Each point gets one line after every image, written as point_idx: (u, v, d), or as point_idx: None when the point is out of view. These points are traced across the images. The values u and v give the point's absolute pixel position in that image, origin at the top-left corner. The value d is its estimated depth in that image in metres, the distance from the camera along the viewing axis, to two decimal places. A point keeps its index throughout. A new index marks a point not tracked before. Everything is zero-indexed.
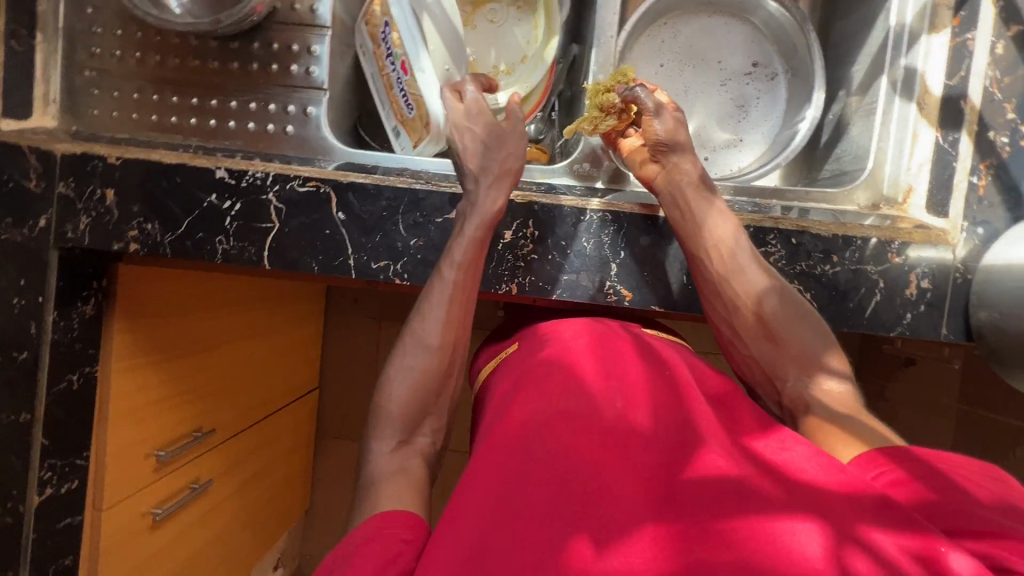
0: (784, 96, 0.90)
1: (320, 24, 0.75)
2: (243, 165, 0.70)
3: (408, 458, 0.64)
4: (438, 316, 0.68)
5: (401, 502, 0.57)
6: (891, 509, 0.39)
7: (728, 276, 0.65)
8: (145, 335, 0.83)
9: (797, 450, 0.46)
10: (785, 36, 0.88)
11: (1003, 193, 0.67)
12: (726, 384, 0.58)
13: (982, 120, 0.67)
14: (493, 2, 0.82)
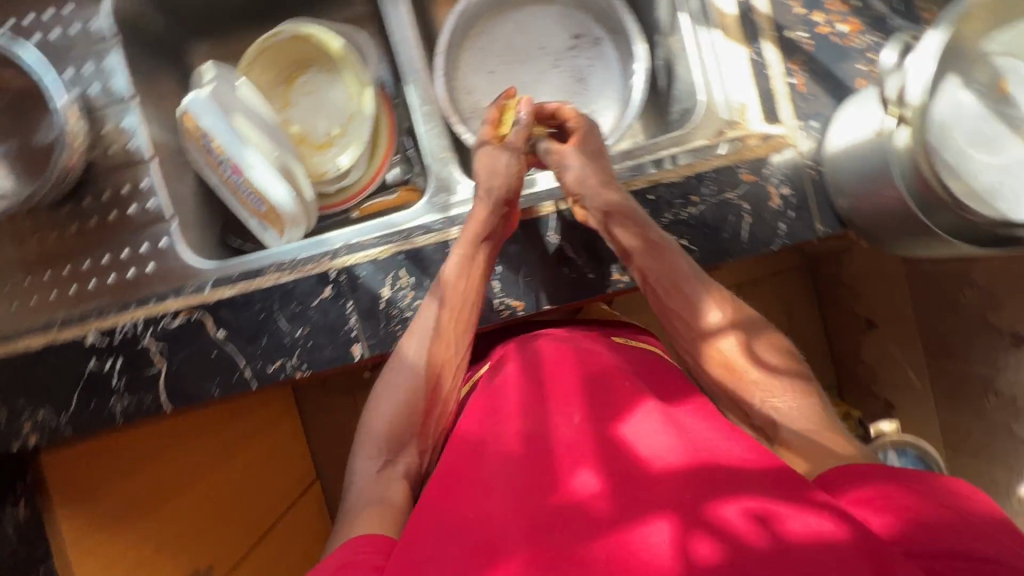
0: (614, 56, 0.91)
1: (142, 157, 0.75)
2: (111, 322, 0.70)
3: (391, 482, 0.60)
4: (426, 332, 0.65)
5: (378, 521, 0.55)
6: (734, 481, 0.42)
7: (682, 305, 0.65)
8: (95, 511, 0.69)
9: (659, 428, 0.48)
10: (592, 3, 0.89)
11: (823, 83, 0.69)
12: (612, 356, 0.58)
13: (775, 23, 0.70)
14: (302, 74, 0.81)
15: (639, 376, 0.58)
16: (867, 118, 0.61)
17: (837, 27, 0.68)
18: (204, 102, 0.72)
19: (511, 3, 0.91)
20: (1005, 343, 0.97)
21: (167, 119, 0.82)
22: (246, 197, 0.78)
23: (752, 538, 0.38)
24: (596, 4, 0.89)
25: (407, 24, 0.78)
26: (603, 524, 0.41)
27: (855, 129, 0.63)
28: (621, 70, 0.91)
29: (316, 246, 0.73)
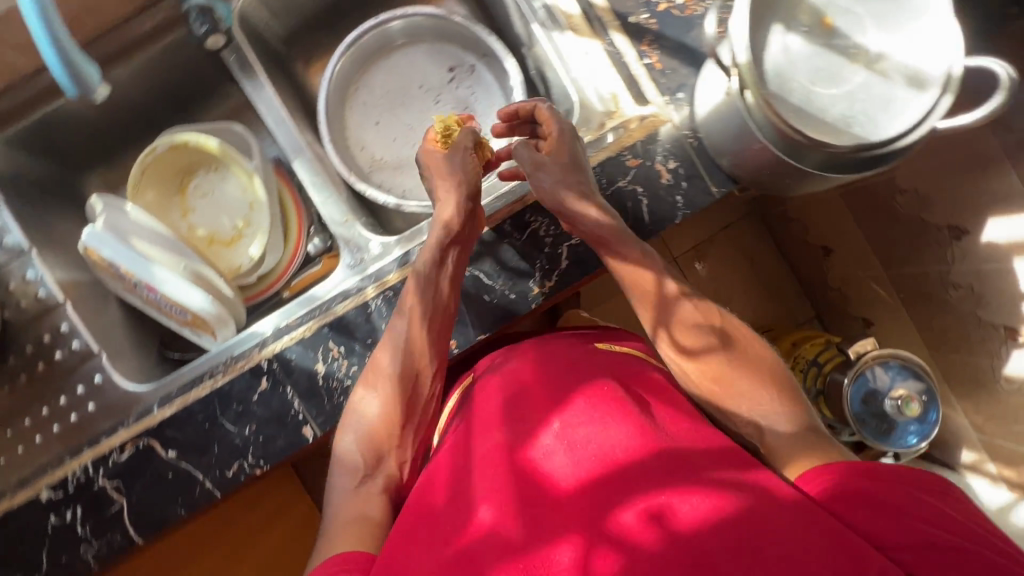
0: (491, 77, 0.93)
1: (56, 302, 0.75)
2: (61, 473, 0.69)
3: (369, 497, 0.61)
4: (401, 334, 0.66)
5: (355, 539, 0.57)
6: (635, 485, 0.45)
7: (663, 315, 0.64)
8: None
9: (569, 439, 0.50)
10: (455, 34, 0.91)
11: (677, 56, 0.71)
12: (532, 366, 0.59)
13: (617, 13, 0.72)
14: (193, 178, 0.82)
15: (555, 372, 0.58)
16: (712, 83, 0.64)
17: (675, 1, 0.70)
18: (99, 234, 0.71)
19: (380, 53, 0.93)
20: (947, 238, 1.02)
21: (74, 258, 0.82)
22: (169, 311, 0.78)
23: (647, 541, 0.41)
24: (459, 34, 0.91)
25: (278, 103, 0.78)
26: (519, 545, 0.44)
27: (710, 95, 0.64)
28: (502, 88, 0.93)
29: (248, 338, 0.75)
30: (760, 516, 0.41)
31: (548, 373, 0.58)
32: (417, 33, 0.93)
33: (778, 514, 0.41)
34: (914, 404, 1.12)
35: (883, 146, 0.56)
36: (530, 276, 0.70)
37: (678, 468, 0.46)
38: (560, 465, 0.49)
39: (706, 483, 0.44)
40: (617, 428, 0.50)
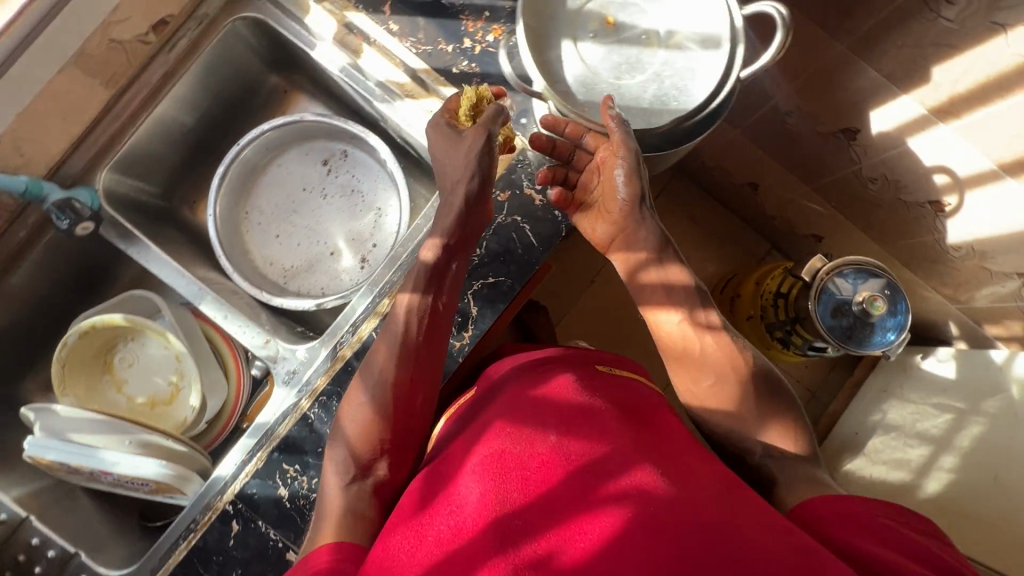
0: (365, 155, 0.96)
1: (20, 518, 0.76)
2: None
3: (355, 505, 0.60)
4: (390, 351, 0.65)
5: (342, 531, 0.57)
6: (545, 521, 0.47)
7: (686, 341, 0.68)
8: None
9: (490, 477, 0.51)
10: (317, 130, 0.95)
11: (507, 87, 0.75)
12: (477, 419, 0.61)
13: (439, 69, 0.76)
14: (116, 352, 0.84)
15: (491, 415, 0.60)
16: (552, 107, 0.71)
17: (487, 40, 0.75)
18: (39, 439, 0.73)
19: (256, 171, 0.96)
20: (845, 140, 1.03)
21: (28, 468, 0.83)
22: (132, 485, 0.79)
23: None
24: (321, 129, 0.95)
25: (167, 259, 0.80)
26: (453, 556, 0.46)
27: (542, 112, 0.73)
28: (378, 162, 0.96)
29: (213, 484, 0.75)
30: (671, 540, 0.43)
31: (522, 395, 0.60)
32: (282, 141, 0.96)
33: (689, 538, 0.43)
34: (879, 301, 1.09)
35: (698, 115, 0.59)
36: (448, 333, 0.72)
37: (614, 485, 0.48)
38: (511, 477, 0.51)
39: (636, 502, 0.46)
40: (570, 449, 0.52)
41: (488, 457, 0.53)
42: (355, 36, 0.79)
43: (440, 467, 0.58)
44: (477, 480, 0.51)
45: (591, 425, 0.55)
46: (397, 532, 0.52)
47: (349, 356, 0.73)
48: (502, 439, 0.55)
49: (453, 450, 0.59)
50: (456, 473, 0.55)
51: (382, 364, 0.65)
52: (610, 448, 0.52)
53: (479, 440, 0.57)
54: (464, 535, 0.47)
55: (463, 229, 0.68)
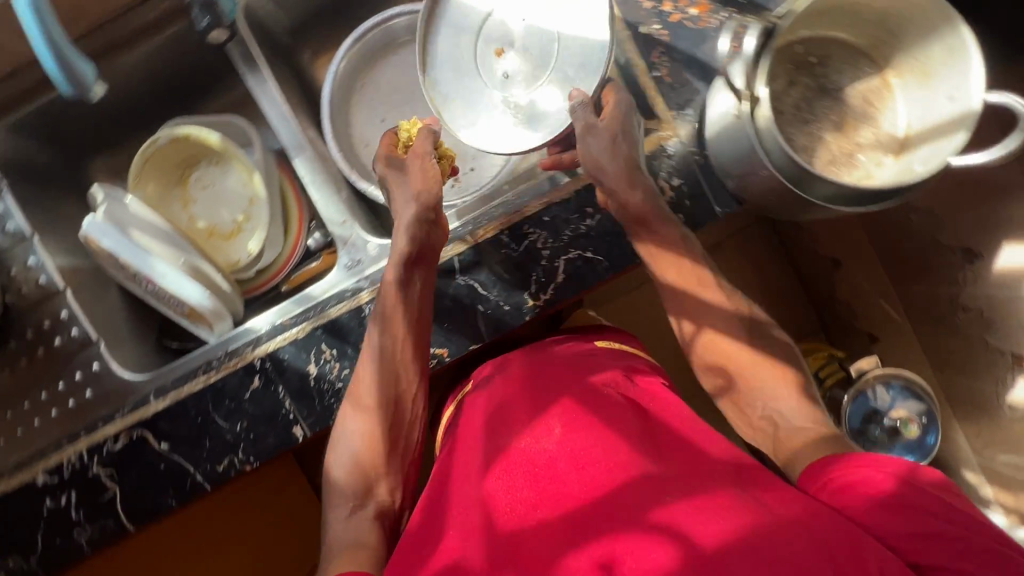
0: None
1: (56, 289, 0.76)
2: (56, 458, 0.70)
3: (362, 522, 0.61)
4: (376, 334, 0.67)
5: (353, 561, 0.56)
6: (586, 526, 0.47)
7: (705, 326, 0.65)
8: None
9: (522, 476, 0.52)
10: None
11: (686, 67, 0.69)
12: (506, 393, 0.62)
13: (627, 22, 0.70)
14: (194, 171, 0.82)
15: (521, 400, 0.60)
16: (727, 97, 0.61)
17: (688, 12, 0.68)
18: (100, 223, 0.72)
19: (390, 48, 0.91)
20: (959, 262, 0.93)
21: (75, 244, 0.83)
22: (168, 302, 0.78)
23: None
24: None
25: (281, 99, 0.77)
26: (475, 551, 0.49)
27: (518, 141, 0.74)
28: None
29: (245, 334, 0.76)
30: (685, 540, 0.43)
31: (532, 385, 0.62)
32: None
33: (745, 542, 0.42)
34: (914, 426, 1.04)
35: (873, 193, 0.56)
36: (526, 289, 0.69)
37: (624, 488, 0.49)
38: (525, 477, 0.53)
39: (680, 508, 0.45)
40: (578, 447, 0.54)
41: (504, 453, 0.56)
42: None
43: (459, 449, 0.60)
44: (495, 476, 0.54)
45: (598, 422, 0.56)
46: (427, 518, 0.55)
47: None
48: (516, 434, 0.57)
49: (469, 433, 0.61)
50: (476, 462, 0.57)
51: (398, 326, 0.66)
52: (618, 447, 0.53)
53: (495, 429, 0.59)
54: (486, 532, 0.50)
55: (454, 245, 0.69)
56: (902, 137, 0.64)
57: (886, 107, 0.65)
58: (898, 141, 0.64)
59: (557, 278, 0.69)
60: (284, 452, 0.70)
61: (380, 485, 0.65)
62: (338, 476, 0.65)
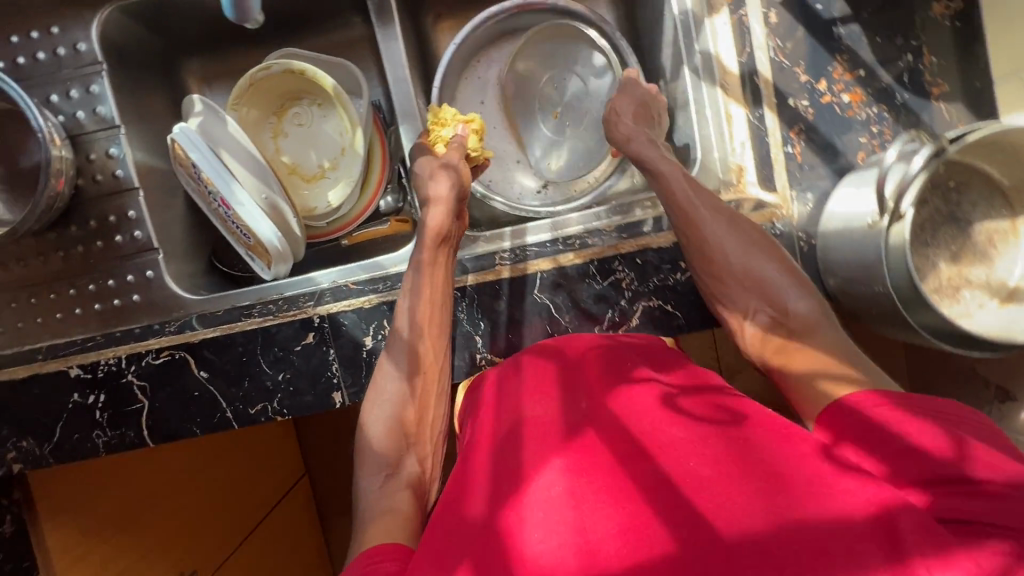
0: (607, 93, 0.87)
1: (130, 186, 0.74)
2: (93, 357, 0.69)
3: (397, 493, 0.58)
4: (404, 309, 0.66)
5: (390, 534, 0.53)
6: None
7: (751, 288, 0.60)
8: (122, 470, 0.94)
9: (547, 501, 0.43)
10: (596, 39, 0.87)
11: (821, 152, 0.67)
12: (537, 391, 0.53)
13: (778, 90, 0.67)
14: (294, 106, 0.80)
15: (558, 406, 0.51)
16: (869, 198, 0.59)
17: (840, 97, 0.66)
18: (193, 135, 0.70)
19: (514, 35, 0.88)
20: (986, 396, 0.73)
21: (155, 143, 0.80)
22: (236, 228, 0.76)
23: None
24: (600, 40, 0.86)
25: (403, 63, 0.74)
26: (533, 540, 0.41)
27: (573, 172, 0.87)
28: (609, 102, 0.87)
29: (303, 284, 0.76)
30: (771, 564, 0.35)
31: (571, 393, 0.53)
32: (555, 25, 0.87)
33: None
34: None
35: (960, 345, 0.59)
36: (598, 324, 0.68)
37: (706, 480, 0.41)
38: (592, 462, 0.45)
39: None
40: (647, 432, 0.46)
41: (560, 428, 0.49)
42: None
43: (506, 413, 0.53)
44: (555, 454, 0.46)
45: (663, 408, 0.48)
46: (480, 492, 0.46)
47: (505, 277, 0.69)
48: (578, 413, 0.50)
49: (491, 420, 0.53)
50: (500, 459, 0.48)
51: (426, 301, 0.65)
52: (690, 435, 0.45)
53: (551, 400, 0.52)
54: (550, 516, 0.42)
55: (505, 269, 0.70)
56: (1013, 287, 0.63)
57: (1006, 252, 0.63)
58: (1008, 289, 0.63)
59: (631, 321, 0.68)
60: (318, 412, 0.70)
61: (413, 453, 0.62)
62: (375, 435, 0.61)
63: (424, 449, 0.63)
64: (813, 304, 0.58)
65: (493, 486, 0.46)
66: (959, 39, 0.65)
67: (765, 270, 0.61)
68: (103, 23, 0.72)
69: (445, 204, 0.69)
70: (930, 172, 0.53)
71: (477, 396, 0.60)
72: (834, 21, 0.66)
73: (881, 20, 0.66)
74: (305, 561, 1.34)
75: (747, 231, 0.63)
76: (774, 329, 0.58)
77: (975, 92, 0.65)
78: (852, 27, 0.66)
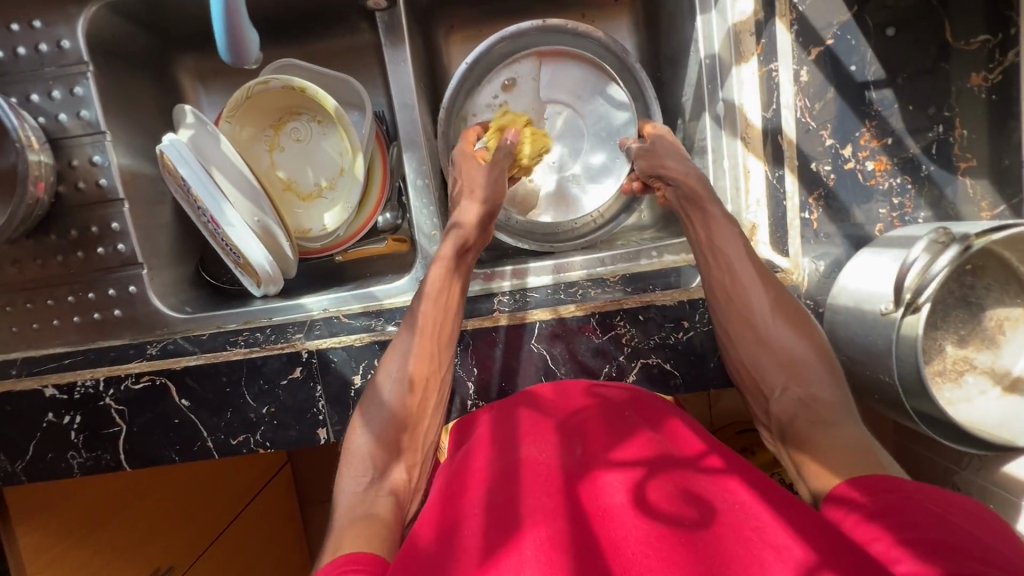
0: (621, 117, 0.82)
1: (113, 197, 0.70)
2: (68, 378, 0.66)
3: (378, 499, 0.54)
4: (407, 350, 0.62)
5: (362, 539, 0.48)
6: None
7: (782, 365, 0.57)
8: (113, 476, 0.94)
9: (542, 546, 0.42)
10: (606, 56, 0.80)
11: (836, 220, 0.65)
12: (538, 443, 0.54)
13: (802, 152, 0.64)
14: (293, 119, 0.76)
15: (562, 463, 0.52)
16: (887, 281, 0.57)
17: (864, 165, 0.64)
18: (181, 149, 0.65)
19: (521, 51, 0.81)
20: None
21: (143, 146, 0.76)
22: (225, 247, 0.73)
23: None
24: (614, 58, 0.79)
25: (411, 87, 0.70)
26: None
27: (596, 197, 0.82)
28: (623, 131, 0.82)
29: (293, 309, 0.74)
30: None
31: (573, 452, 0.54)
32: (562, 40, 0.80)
33: None
34: None
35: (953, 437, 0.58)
36: (594, 378, 0.67)
37: (682, 549, 0.41)
38: (574, 517, 0.45)
39: None
40: (631, 495, 0.47)
41: (553, 477, 0.49)
42: (758, 44, 0.65)
43: (500, 455, 0.54)
44: (544, 501, 0.46)
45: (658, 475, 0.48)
46: (466, 526, 0.46)
47: (502, 324, 0.67)
48: (569, 465, 0.51)
49: (486, 464, 0.53)
50: (495, 500, 0.47)
51: (428, 330, 0.62)
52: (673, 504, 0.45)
53: (546, 447, 0.54)
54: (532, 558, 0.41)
55: (506, 313, 0.68)
56: (1016, 376, 0.61)
57: (1013, 340, 0.62)
58: (1010, 378, 0.61)
59: (627, 377, 0.67)
60: (302, 446, 0.68)
61: (402, 459, 0.59)
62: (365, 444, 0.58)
63: (413, 457, 0.60)
64: (834, 398, 0.55)
65: (485, 522, 0.45)
66: (993, 115, 0.61)
67: (796, 350, 0.58)
68: (90, 20, 0.67)
69: (471, 229, 0.66)
70: (956, 266, 0.52)
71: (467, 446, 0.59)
72: (867, 84, 0.62)
73: (914, 87, 0.62)
74: (284, 554, 1.35)
75: (789, 305, 0.60)
76: (801, 419, 0.54)
77: (1003, 170, 0.62)
78: (885, 92, 0.63)
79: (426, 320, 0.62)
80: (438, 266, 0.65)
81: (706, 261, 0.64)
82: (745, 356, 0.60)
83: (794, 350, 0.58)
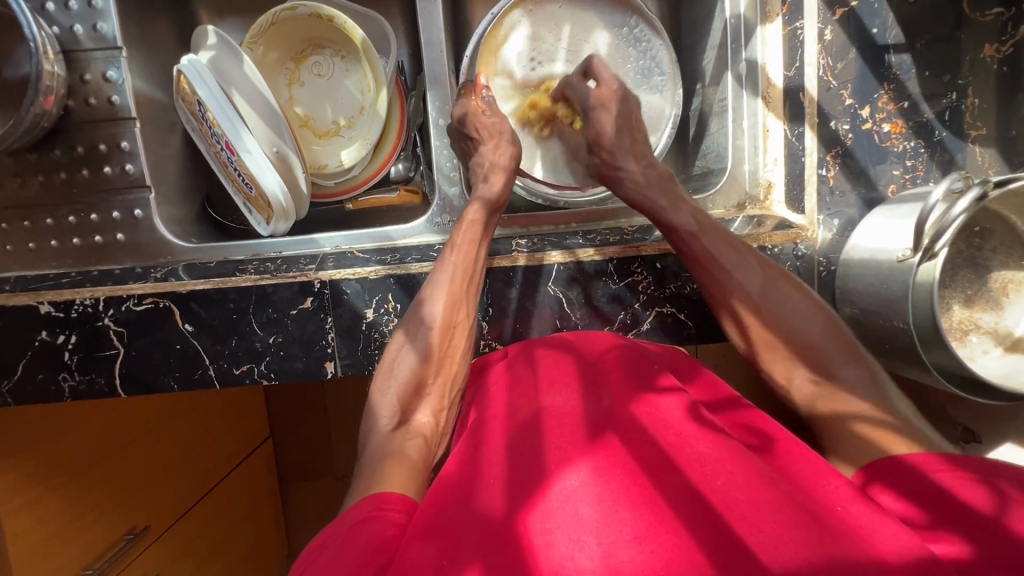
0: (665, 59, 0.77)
1: (124, 115, 0.68)
2: (67, 295, 0.64)
3: (407, 441, 0.53)
4: (439, 292, 0.61)
5: (399, 481, 0.48)
6: None
7: (788, 343, 0.53)
8: (96, 410, 0.86)
9: (577, 496, 0.39)
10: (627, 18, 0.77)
11: (853, 179, 0.67)
12: (568, 378, 0.51)
13: (822, 111, 0.66)
14: (314, 54, 0.77)
15: (593, 400, 0.49)
16: (903, 233, 0.58)
17: (881, 127, 0.65)
18: (202, 68, 0.63)
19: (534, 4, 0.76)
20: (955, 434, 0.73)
21: (158, 72, 0.74)
22: (236, 177, 0.70)
23: None
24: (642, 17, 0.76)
25: (439, 25, 0.70)
26: (537, 534, 0.37)
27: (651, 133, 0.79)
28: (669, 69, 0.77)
29: (305, 245, 0.72)
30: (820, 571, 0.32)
31: (605, 387, 0.50)
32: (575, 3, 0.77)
33: None
34: None
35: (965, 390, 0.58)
36: (608, 323, 0.67)
37: (734, 503, 0.37)
38: (610, 451, 0.43)
39: None
40: (672, 445, 0.43)
41: (583, 419, 0.46)
42: (783, 4, 0.68)
43: (522, 406, 0.50)
44: (572, 453, 0.43)
45: (698, 415, 0.46)
46: (490, 474, 0.43)
47: (519, 265, 0.66)
48: (597, 415, 0.47)
49: (512, 409, 0.50)
50: (524, 446, 0.45)
51: (450, 269, 0.61)
52: (719, 453, 0.41)
53: (573, 393, 0.50)
54: (558, 515, 0.38)
55: (526, 256, 0.66)
56: (1016, 337, 0.63)
57: (1016, 302, 0.64)
58: (1011, 338, 0.63)
59: (641, 324, 0.67)
60: (308, 379, 0.66)
61: (420, 400, 0.58)
62: (390, 392, 0.57)
63: (439, 402, 0.58)
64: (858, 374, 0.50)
65: (511, 471, 0.43)
66: (1002, 85, 0.64)
67: (797, 320, 0.53)
68: None
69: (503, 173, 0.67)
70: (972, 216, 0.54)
71: (492, 383, 0.56)
72: (887, 47, 0.64)
73: (932, 53, 0.64)
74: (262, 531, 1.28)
75: (772, 272, 0.56)
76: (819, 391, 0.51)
77: (1009, 140, 0.65)
78: (904, 57, 0.64)
79: (455, 268, 0.61)
80: (472, 215, 0.64)
81: (696, 270, 0.59)
82: (748, 335, 0.56)
83: (793, 320, 0.54)
